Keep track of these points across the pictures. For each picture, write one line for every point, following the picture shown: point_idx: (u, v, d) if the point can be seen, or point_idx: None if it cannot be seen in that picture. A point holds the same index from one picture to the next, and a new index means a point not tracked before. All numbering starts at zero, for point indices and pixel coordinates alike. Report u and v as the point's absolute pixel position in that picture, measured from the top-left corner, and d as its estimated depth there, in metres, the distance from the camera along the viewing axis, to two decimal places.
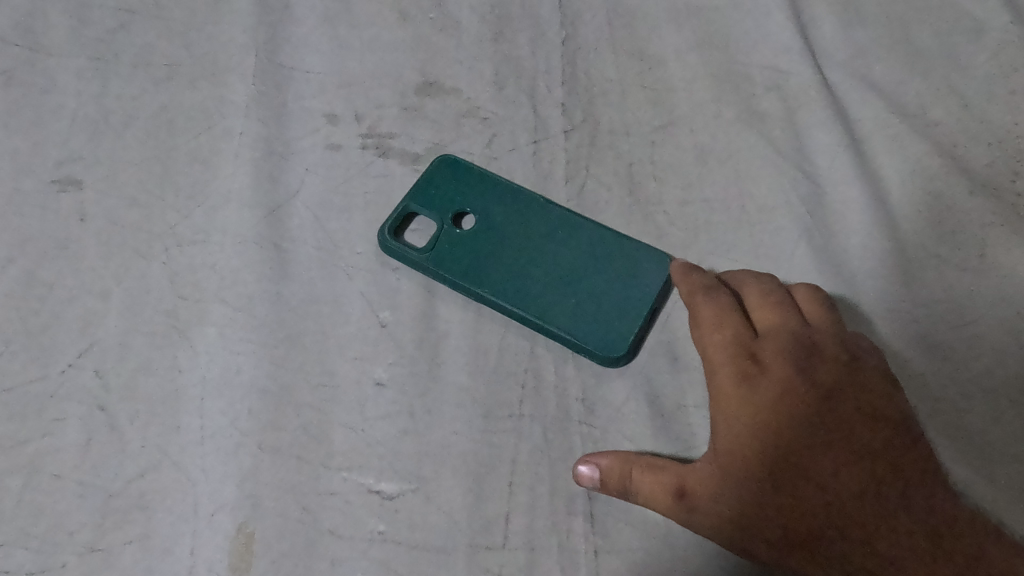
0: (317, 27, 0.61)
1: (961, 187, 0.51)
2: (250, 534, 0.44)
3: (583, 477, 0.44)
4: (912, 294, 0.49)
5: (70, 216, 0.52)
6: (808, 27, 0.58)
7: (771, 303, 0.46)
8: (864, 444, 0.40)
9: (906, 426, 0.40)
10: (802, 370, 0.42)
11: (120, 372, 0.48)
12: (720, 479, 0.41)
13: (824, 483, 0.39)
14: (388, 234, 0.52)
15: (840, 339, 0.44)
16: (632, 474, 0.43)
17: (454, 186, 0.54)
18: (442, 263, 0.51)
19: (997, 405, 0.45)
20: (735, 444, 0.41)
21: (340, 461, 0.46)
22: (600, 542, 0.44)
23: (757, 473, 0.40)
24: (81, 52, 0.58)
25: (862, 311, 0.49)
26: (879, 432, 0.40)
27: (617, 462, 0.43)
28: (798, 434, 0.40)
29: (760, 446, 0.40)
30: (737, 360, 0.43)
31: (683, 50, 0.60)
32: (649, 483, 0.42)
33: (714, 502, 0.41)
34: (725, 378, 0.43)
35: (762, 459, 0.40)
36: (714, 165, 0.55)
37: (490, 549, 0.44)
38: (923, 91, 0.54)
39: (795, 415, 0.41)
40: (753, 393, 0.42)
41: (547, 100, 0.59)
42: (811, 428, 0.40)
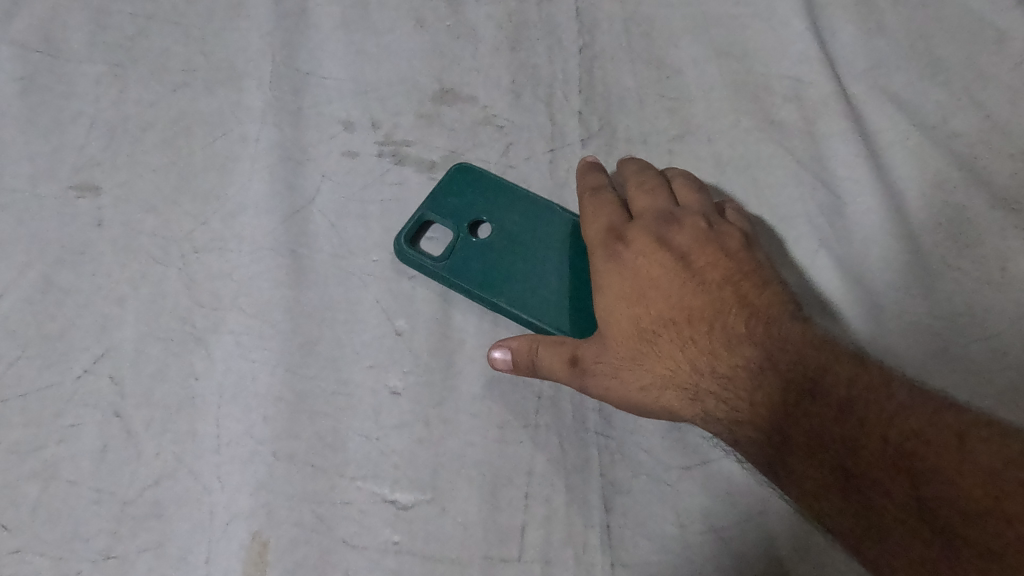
0: (333, 33, 0.61)
1: (982, 199, 0.50)
2: (266, 543, 0.44)
3: (500, 364, 0.47)
4: (934, 309, 0.48)
5: (87, 221, 0.52)
6: (827, 35, 0.58)
7: (646, 190, 0.50)
8: (717, 293, 0.43)
9: (758, 271, 0.44)
10: (663, 240, 0.46)
11: (136, 378, 0.48)
12: (601, 346, 0.45)
13: (688, 333, 0.43)
14: (405, 242, 0.51)
15: (702, 214, 0.48)
16: (529, 355, 0.46)
17: (470, 195, 0.54)
18: (457, 271, 0.51)
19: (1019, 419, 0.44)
20: (609, 311, 0.45)
21: (355, 470, 0.46)
22: (617, 554, 0.44)
23: (629, 333, 0.44)
24: (99, 57, 0.58)
25: (883, 323, 0.48)
26: (731, 280, 0.44)
27: (520, 345, 0.46)
28: (662, 295, 0.44)
29: (629, 312, 0.44)
30: (609, 240, 0.47)
31: (700, 60, 0.60)
32: (543, 360, 0.46)
33: (596, 367, 0.44)
34: (600, 255, 0.47)
35: (632, 321, 0.44)
36: (732, 176, 0.55)
37: (505, 561, 0.44)
38: (944, 101, 0.54)
39: (659, 278, 0.45)
40: (623, 264, 0.46)
41: (564, 109, 0.59)
42: (672, 288, 0.44)
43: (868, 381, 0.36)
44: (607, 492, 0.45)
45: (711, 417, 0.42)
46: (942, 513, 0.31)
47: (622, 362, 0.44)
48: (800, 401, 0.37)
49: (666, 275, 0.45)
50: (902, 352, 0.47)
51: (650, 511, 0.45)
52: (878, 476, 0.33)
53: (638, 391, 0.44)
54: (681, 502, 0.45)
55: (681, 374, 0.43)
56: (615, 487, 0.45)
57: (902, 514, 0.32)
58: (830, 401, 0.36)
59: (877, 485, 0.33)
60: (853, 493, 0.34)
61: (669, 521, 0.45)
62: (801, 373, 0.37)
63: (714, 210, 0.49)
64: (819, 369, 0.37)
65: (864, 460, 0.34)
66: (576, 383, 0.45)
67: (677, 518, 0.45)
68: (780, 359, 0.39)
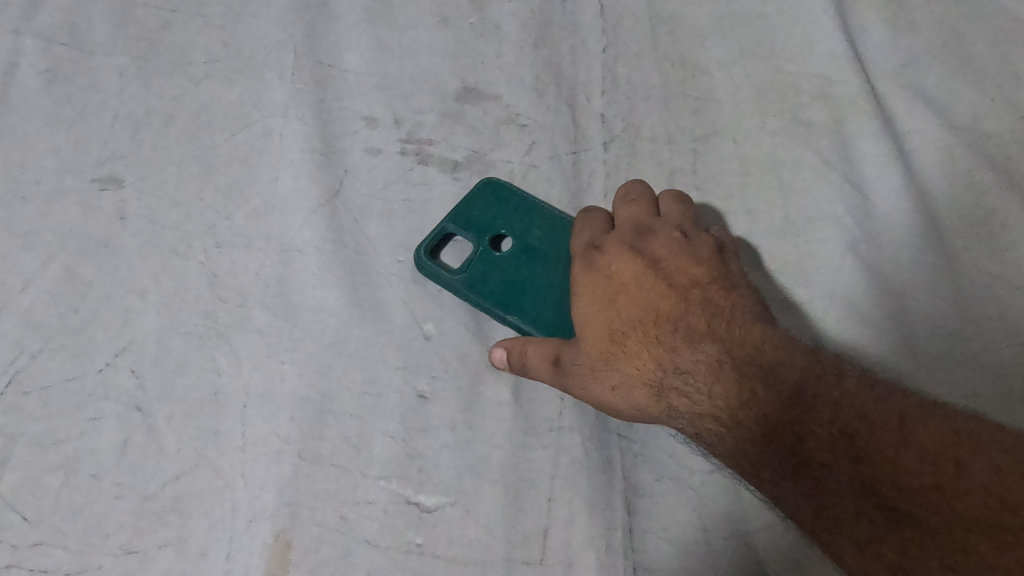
0: (356, 28, 0.61)
1: (1014, 201, 0.49)
2: (288, 542, 0.44)
3: (501, 363, 0.47)
4: (960, 314, 0.48)
5: (110, 215, 0.52)
6: (856, 34, 0.57)
7: (628, 200, 0.51)
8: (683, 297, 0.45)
9: (726, 280, 0.46)
10: (636, 249, 0.48)
11: (158, 372, 0.48)
12: (574, 346, 0.45)
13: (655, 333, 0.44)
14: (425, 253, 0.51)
15: (678, 226, 0.49)
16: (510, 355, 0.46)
17: (496, 210, 0.53)
18: (476, 287, 0.50)
19: None
20: (580, 313, 0.46)
21: (379, 470, 0.45)
22: (639, 558, 0.44)
23: (600, 334, 0.45)
24: (122, 49, 0.58)
25: (914, 329, 0.48)
26: (698, 287, 0.45)
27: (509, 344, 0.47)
28: (631, 299, 0.45)
29: (601, 314, 0.45)
30: (584, 249, 0.48)
31: (727, 59, 0.59)
32: (520, 360, 0.46)
33: (567, 367, 0.45)
34: (576, 261, 0.48)
35: (602, 321, 0.45)
36: (759, 178, 0.54)
37: (528, 564, 0.43)
38: (977, 101, 0.53)
39: (629, 282, 0.46)
40: (595, 270, 0.47)
41: (586, 112, 0.58)
42: (641, 292, 0.45)
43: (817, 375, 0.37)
44: (629, 495, 0.45)
45: (677, 412, 0.41)
46: (882, 490, 0.33)
47: (592, 362, 0.44)
48: (752, 393, 0.38)
49: (638, 281, 0.46)
50: (930, 356, 0.47)
51: (672, 515, 0.44)
52: (830, 463, 0.34)
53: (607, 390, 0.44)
54: (705, 506, 0.44)
55: (648, 372, 0.43)
56: (637, 489, 0.45)
57: (852, 498, 0.33)
58: (782, 393, 0.37)
59: (828, 471, 0.34)
60: (806, 477, 0.35)
61: (692, 525, 0.44)
62: (756, 367, 0.39)
63: (694, 222, 0.50)
64: (773, 363, 0.38)
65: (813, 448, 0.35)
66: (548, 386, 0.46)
67: (701, 522, 0.44)
68: (736, 356, 0.40)
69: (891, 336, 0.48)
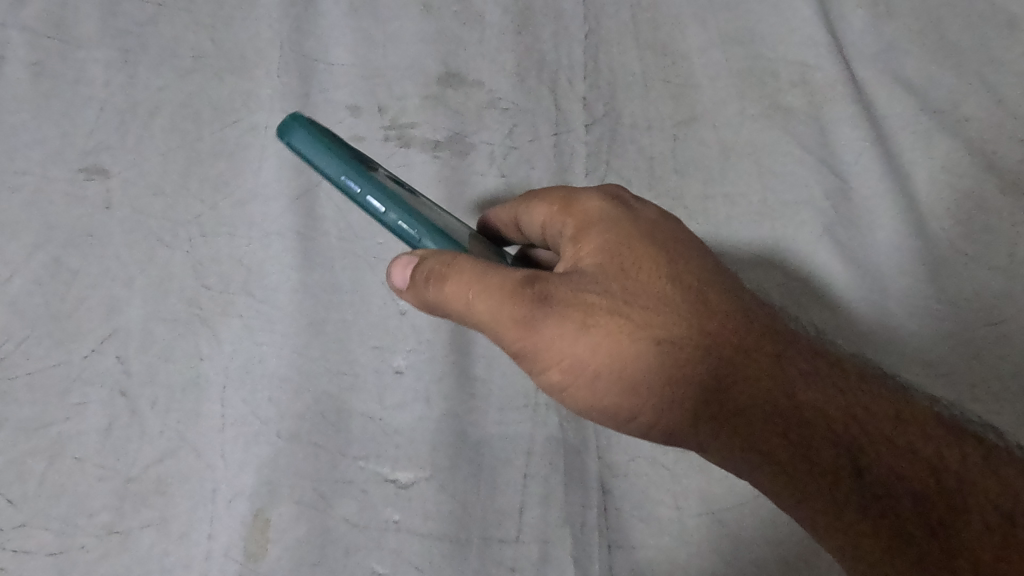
0: (341, 19, 0.61)
1: (993, 181, 0.49)
2: (267, 520, 0.45)
3: (404, 268, 0.42)
4: (941, 297, 0.48)
5: (95, 204, 0.52)
6: (837, 21, 0.56)
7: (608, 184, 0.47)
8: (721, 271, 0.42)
9: None
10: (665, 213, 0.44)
11: (142, 357, 0.48)
12: (602, 284, 0.40)
13: (706, 299, 0.40)
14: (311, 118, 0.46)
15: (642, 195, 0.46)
16: (495, 274, 0.39)
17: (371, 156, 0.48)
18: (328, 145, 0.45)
19: (1008, 399, 0.46)
20: (618, 257, 0.41)
21: (358, 451, 0.47)
22: (614, 536, 0.46)
23: (648, 281, 0.40)
24: (107, 40, 0.57)
25: (893, 313, 0.49)
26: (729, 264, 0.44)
27: (488, 267, 0.40)
28: (675, 254, 0.41)
29: (644, 261, 0.41)
30: (605, 198, 0.43)
31: (707, 47, 0.59)
32: (517, 278, 0.39)
33: (597, 301, 0.39)
34: (585, 198, 0.44)
35: (643, 265, 0.41)
36: (737, 163, 0.55)
37: (502, 542, 0.46)
38: (956, 86, 0.52)
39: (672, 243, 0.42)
40: (622, 215, 0.42)
41: (569, 95, 0.60)
42: (683, 253, 0.42)
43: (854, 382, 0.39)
44: (604, 475, 0.48)
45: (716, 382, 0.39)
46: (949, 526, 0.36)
47: (629, 301, 0.39)
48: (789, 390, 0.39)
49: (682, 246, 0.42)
50: (903, 339, 0.48)
51: (648, 494, 0.47)
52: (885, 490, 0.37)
53: (650, 342, 0.39)
54: (681, 486, 0.47)
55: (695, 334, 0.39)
56: (611, 470, 0.48)
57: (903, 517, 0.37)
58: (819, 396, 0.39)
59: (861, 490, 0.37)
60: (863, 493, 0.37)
61: (667, 505, 0.46)
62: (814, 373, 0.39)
63: None
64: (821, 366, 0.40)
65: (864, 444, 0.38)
66: (546, 324, 0.38)
67: (675, 502, 0.46)
68: (786, 349, 0.40)
69: (864, 321, 0.49)
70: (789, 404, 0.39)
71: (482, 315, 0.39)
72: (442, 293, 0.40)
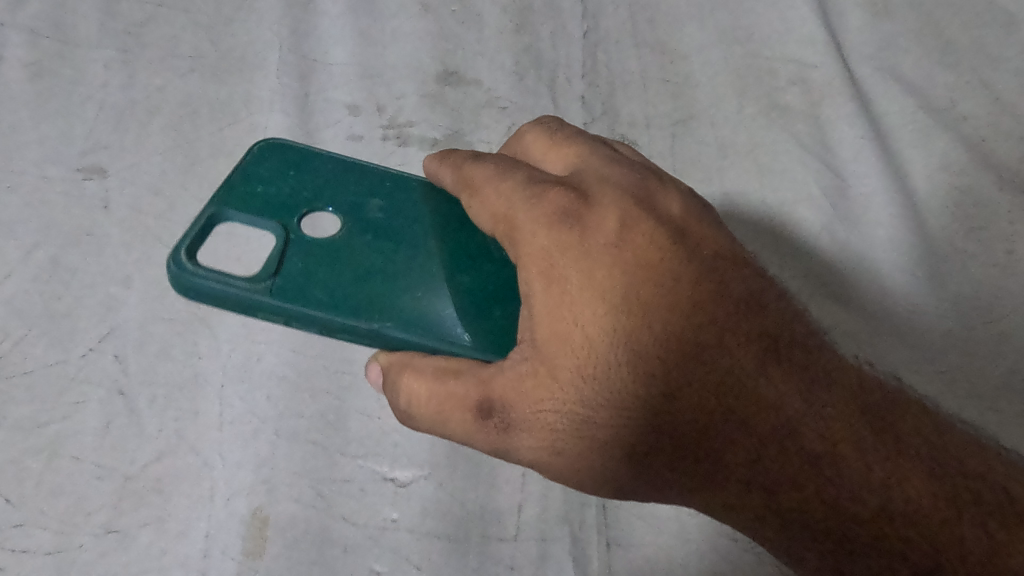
0: (340, 19, 0.61)
1: (991, 179, 0.48)
2: (265, 519, 0.45)
3: (379, 387, 0.41)
4: (948, 300, 0.48)
5: (93, 203, 0.52)
6: (834, 18, 0.56)
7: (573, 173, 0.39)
8: (694, 288, 0.36)
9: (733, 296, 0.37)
10: (629, 217, 0.37)
11: (140, 356, 0.48)
12: (552, 368, 0.35)
13: (672, 350, 0.36)
14: (192, 275, 0.43)
15: (601, 175, 0.39)
16: (445, 395, 0.37)
17: (250, 159, 0.49)
18: (238, 296, 0.42)
19: (1007, 398, 0.45)
20: (569, 322, 0.35)
21: (357, 449, 0.47)
22: (613, 534, 0.45)
23: (592, 353, 0.35)
24: (108, 41, 0.58)
25: (903, 315, 0.48)
26: (707, 257, 0.37)
27: (436, 386, 0.37)
28: (637, 290, 0.36)
29: (600, 316, 0.36)
30: (552, 212, 0.37)
31: (706, 47, 0.60)
32: (465, 391, 0.36)
33: (551, 399, 0.35)
34: (528, 217, 0.37)
35: (586, 331, 0.35)
36: (734, 161, 0.56)
37: (501, 540, 0.45)
38: (953, 83, 0.51)
39: (628, 277, 0.36)
40: (574, 242, 0.36)
41: (567, 95, 0.63)
42: (647, 283, 0.36)
43: (835, 394, 0.35)
44: None
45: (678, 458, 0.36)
46: None
47: (586, 380, 0.35)
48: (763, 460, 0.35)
49: (640, 280, 0.36)
50: (898, 338, 0.48)
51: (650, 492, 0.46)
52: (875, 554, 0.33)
53: (602, 427, 0.36)
54: None
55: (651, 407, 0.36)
56: None
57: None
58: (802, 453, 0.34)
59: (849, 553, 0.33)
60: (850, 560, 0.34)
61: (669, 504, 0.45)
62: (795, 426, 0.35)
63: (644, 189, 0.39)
64: (795, 401, 0.35)
65: (848, 485, 0.34)
66: (502, 434, 0.36)
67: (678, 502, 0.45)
68: (760, 404, 0.35)
69: (863, 320, 0.49)
70: (757, 459, 0.35)
71: (445, 432, 0.38)
72: (399, 403, 0.39)
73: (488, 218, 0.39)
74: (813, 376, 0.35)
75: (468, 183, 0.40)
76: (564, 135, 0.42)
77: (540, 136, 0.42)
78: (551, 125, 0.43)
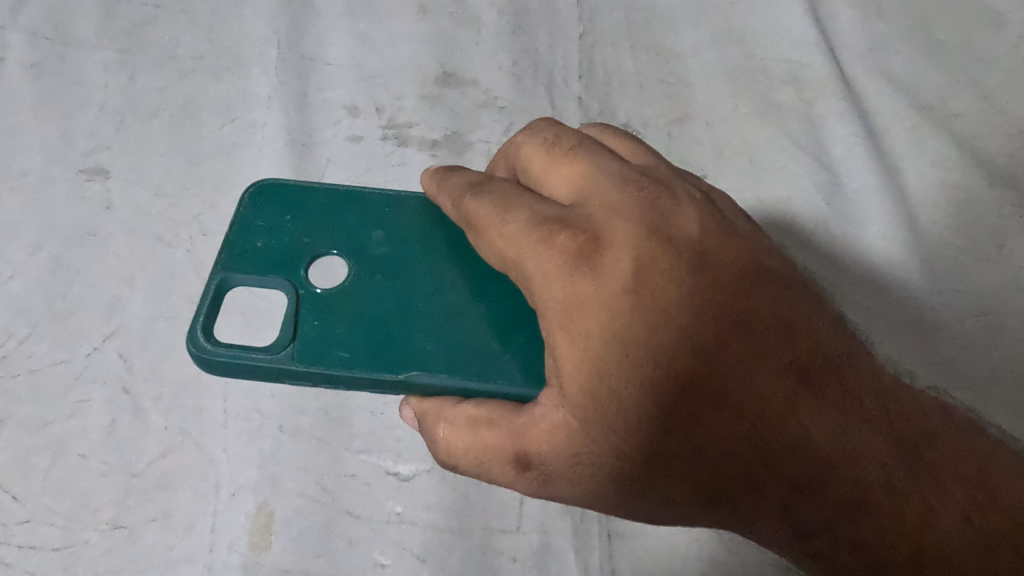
0: (338, 21, 0.62)
1: (980, 175, 0.50)
2: (271, 513, 0.45)
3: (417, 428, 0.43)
4: (957, 295, 0.48)
5: (95, 204, 0.52)
6: (825, 23, 0.58)
7: (583, 195, 0.36)
8: (719, 325, 0.34)
9: (765, 323, 0.34)
10: (645, 250, 0.34)
11: (144, 354, 0.48)
12: (581, 422, 0.34)
13: (702, 398, 0.33)
14: (210, 353, 0.43)
15: (609, 203, 0.35)
16: (479, 450, 0.36)
17: (245, 211, 0.48)
18: (260, 365, 0.43)
19: (1002, 384, 0.45)
20: (594, 379, 0.33)
21: (360, 444, 0.47)
22: (614, 525, 0.46)
23: (613, 408, 0.34)
24: (107, 44, 0.58)
25: (916, 313, 0.48)
26: (729, 285, 0.34)
27: (470, 438, 0.37)
28: (660, 336, 0.33)
29: (626, 368, 0.33)
30: (562, 261, 0.34)
31: (701, 47, 0.60)
32: (499, 446, 0.36)
33: (582, 454, 0.34)
34: (541, 263, 0.34)
35: (609, 385, 0.33)
36: (730, 160, 0.56)
37: (504, 532, 0.46)
38: (943, 82, 0.53)
39: (649, 319, 0.33)
40: (590, 293, 0.34)
41: (564, 95, 0.62)
42: (669, 329, 0.33)
43: (866, 423, 0.33)
44: None
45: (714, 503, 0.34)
46: None
47: (611, 435, 0.34)
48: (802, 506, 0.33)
49: (661, 324, 0.33)
50: (899, 334, 0.47)
51: None
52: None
53: (633, 480, 0.34)
54: None
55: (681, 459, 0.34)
56: None
57: None
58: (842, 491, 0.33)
59: None
60: None
61: None
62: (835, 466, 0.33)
63: (661, 209, 0.35)
64: (841, 436, 0.33)
65: (885, 526, 0.33)
66: (540, 485, 0.36)
67: None
68: (797, 448, 0.33)
69: (882, 317, 0.48)
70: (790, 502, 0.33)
71: (483, 479, 0.37)
72: (437, 453, 0.39)
73: (498, 262, 0.37)
74: (845, 408, 0.33)
75: (471, 220, 0.38)
76: (562, 147, 0.38)
77: (536, 151, 0.38)
78: (547, 135, 0.39)
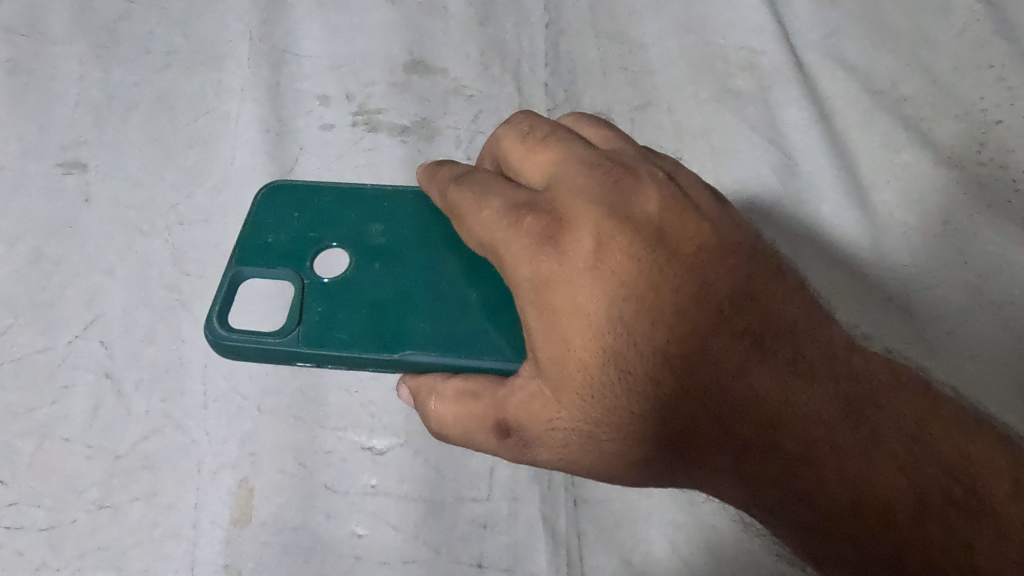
0: (309, 12, 0.63)
1: (927, 155, 0.49)
2: (252, 489, 0.47)
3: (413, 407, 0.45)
4: (909, 268, 0.48)
5: (74, 196, 0.54)
6: (781, 8, 0.58)
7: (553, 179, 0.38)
8: (679, 297, 0.36)
9: (718, 294, 0.36)
10: (608, 230, 0.36)
11: (126, 339, 0.50)
12: (554, 393, 0.36)
13: (663, 364, 0.36)
14: (225, 338, 0.45)
15: (575, 186, 0.37)
16: (466, 420, 0.39)
17: (257, 211, 0.50)
18: (269, 349, 0.45)
19: (951, 351, 0.46)
20: (562, 353, 0.36)
21: (336, 422, 0.49)
22: (580, 492, 0.48)
23: (582, 377, 0.36)
24: (83, 40, 0.59)
25: (871, 279, 0.49)
26: (690, 258, 0.36)
27: (458, 408, 0.39)
28: (621, 310, 0.36)
29: (590, 340, 0.36)
30: (529, 242, 0.36)
31: (662, 36, 0.62)
32: (482, 417, 0.38)
33: (557, 420, 0.37)
34: (511, 245, 0.36)
35: (577, 357, 0.36)
36: (692, 144, 0.58)
37: (475, 501, 0.48)
38: (894, 67, 0.52)
39: (612, 294, 0.35)
40: (556, 270, 0.36)
41: (531, 82, 0.65)
42: (630, 302, 0.36)
43: (815, 385, 0.35)
44: None
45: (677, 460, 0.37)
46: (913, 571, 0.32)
47: (582, 404, 0.36)
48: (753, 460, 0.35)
49: (622, 297, 0.36)
50: (853, 302, 0.49)
51: None
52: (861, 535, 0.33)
53: (603, 442, 0.37)
54: None
55: (646, 421, 0.36)
56: None
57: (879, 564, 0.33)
58: (789, 446, 0.35)
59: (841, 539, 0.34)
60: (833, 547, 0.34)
61: None
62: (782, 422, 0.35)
63: (625, 188, 0.37)
64: (792, 395, 0.35)
65: (829, 479, 0.34)
66: (520, 450, 0.38)
67: None
68: (748, 408, 0.35)
69: (837, 286, 0.50)
70: (741, 457, 0.36)
71: (471, 448, 0.40)
72: (432, 427, 0.41)
73: (477, 247, 0.39)
74: (796, 369, 0.35)
75: (452, 208, 0.40)
76: (536, 136, 0.39)
77: (513, 140, 0.40)
78: (523, 125, 0.40)
